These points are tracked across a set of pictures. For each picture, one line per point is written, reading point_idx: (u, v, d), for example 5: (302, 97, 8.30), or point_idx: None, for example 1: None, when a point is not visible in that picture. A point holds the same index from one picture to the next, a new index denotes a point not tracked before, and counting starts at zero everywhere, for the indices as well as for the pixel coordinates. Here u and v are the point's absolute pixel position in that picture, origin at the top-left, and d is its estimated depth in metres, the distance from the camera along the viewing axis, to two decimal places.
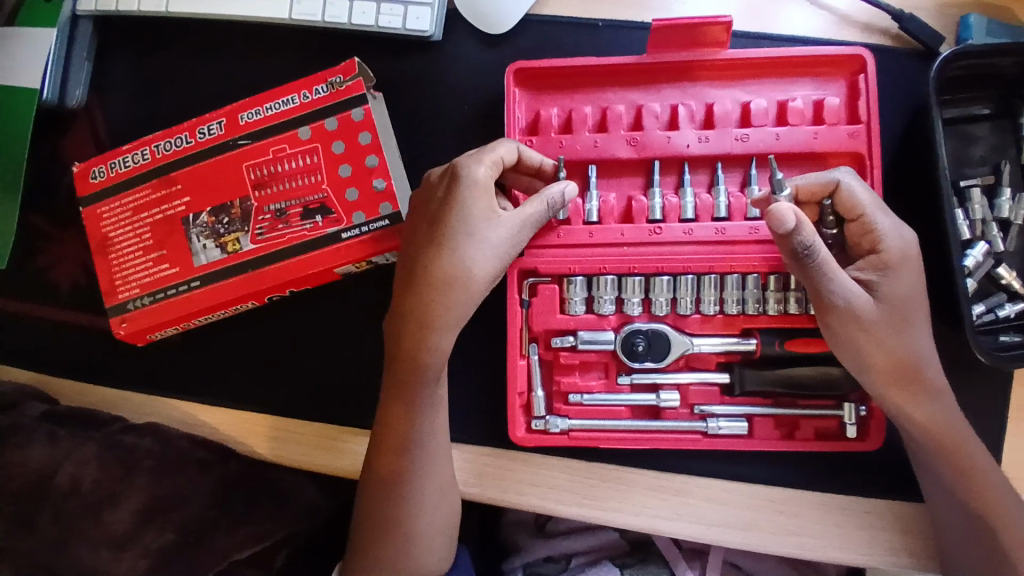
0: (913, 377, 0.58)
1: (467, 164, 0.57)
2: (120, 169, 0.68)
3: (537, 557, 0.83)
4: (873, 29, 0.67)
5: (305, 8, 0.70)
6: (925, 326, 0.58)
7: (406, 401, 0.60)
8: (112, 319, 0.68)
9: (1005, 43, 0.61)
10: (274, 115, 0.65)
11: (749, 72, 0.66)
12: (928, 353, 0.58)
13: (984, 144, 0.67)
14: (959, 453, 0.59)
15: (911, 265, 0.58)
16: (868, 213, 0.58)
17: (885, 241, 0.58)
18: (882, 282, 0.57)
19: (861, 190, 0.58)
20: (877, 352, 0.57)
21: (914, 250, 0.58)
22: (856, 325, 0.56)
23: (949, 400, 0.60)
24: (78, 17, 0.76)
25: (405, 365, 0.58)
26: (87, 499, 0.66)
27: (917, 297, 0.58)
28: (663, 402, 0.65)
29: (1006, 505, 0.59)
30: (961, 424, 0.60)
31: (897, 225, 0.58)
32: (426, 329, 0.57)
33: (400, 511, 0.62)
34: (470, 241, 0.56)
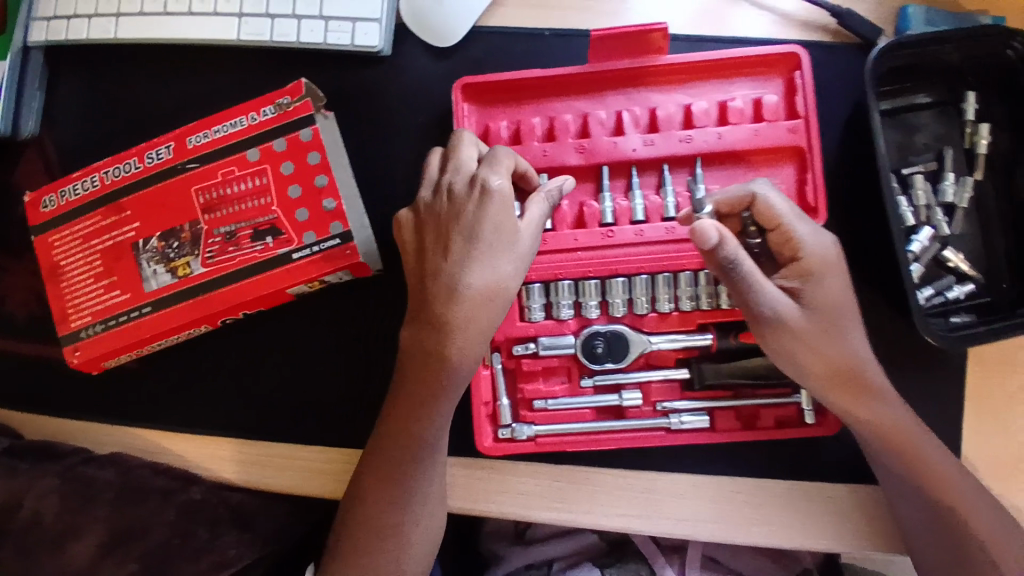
0: (853, 378, 0.59)
1: (492, 176, 0.57)
2: (70, 198, 0.68)
3: (518, 565, 0.86)
4: (813, 26, 0.69)
5: (252, 28, 0.70)
6: (858, 327, 0.59)
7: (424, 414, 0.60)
8: (65, 348, 0.68)
9: (948, 31, 0.62)
10: (221, 138, 0.65)
11: (689, 75, 0.67)
12: (865, 353, 0.59)
13: (927, 131, 0.69)
14: (909, 447, 0.59)
15: (839, 268, 0.59)
16: (786, 222, 0.58)
17: (804, 248, 0.58)
18: (805, 290, 0.58)
19: (777, 201, 0.59)
20: (811, 357, 0.58)
21: (836, 255, 0.59)
22: (788, 333, 0.57)
23: (892, 396, 0.60)
24: (29, 48, 0.76)
25: (436, 377, 0.58)
26: (46, 535, 0.65)
27: (846, 300, 0.59)
28: (626, 401, 0.66)
29: (959, 492, 0.58)
30: (908, 417, 0.60)
31: (818, 232, 0.59)
32: (467, 338, 0.57)
33: (395, 521, 0.62)
34: (506, 251, 0.57)
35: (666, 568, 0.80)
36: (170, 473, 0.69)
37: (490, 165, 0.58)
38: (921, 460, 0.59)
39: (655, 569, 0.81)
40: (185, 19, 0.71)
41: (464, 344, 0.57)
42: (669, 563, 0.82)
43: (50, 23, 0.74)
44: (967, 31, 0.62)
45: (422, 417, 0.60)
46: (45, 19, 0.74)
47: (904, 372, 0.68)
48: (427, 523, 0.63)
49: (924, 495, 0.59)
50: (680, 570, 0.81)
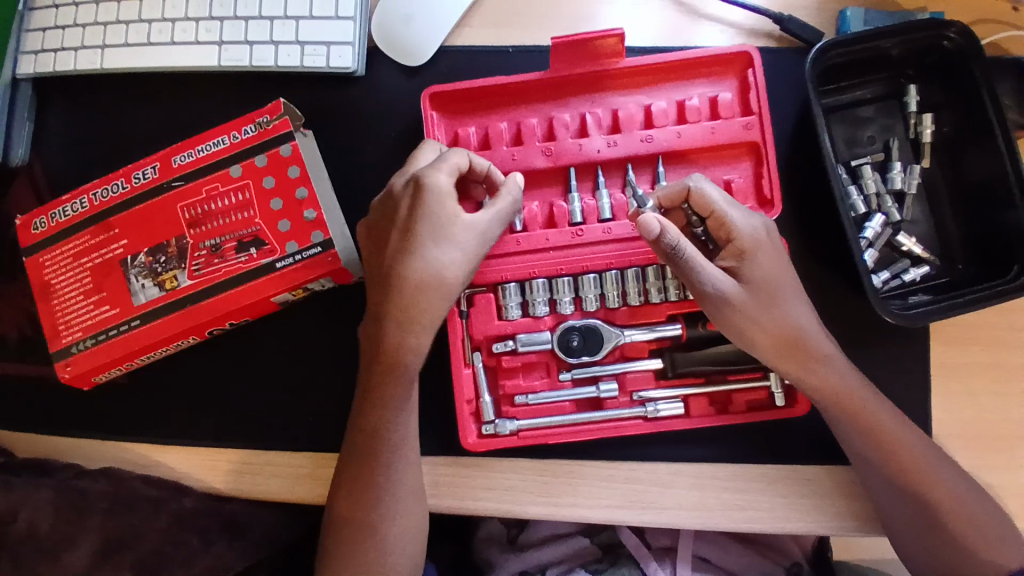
0: (801, 348, 0.62)
1: (429, 173, 0.60)
2: (61, 219, 0.71)
3: (513, 570, 0.88)
4: (758, 33, 0.74)
5: (232, 54, 0.74)
6: (797, 298, 0.63)
7: (382, 404, 0.63)
8: (57, 363, 0.70)
9: (881, 29, 0.67)
10: (205, 156, 0.68)
11: (649, 77, 0.72)
12: (808, 321, 0.63)
13: (872, 125, 0.74)
14: (865, 414, 0.63)
15: (773, 246, 0.63)
16: (719, 208, 0.63)
17: (736, 230, 0.62)
18: (744, 268, 0.62)
19: (709, 189, 0.63)
20: (757, 329, 0.62)
21: (767, 234, 0.63)
22: (732, 309, 0.61)
23: (841, 365, 0.64)
24: (18, 80, 0.80)
25: (385, 371, 0.61)
26: (40, 547, 0.66)
27: (783, 273, 0.63)
28: (603, 392, 0.68)
29: (920, 464, 0.62)
30: (858, 388, 0.64)
31: (749, 215, 0.64)
32: (410, 330, 0.61)
33: (373, 518, 0.64)
34: (442, 245, 0.60)
35: (656, 570, 0.83)
36: (160, 484, 0.70)
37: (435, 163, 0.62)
38: (878, 428, 0.63)
39: (646, 570, 0.84)
40: (169, 48, 0.75)
41: (417, 333, 0.61)
42: (661, 565, 0.84)
43: (39, 55, 0.78)
44: (903, 26, 0.66)
45: (380, 410, 0.63)
46: (33, 52, 0.79)
47: (868, 353, 0.71)
48: (409, 519, 0.65)
49: (886, 464, 0.63)
50: (671, 570, 0.83)
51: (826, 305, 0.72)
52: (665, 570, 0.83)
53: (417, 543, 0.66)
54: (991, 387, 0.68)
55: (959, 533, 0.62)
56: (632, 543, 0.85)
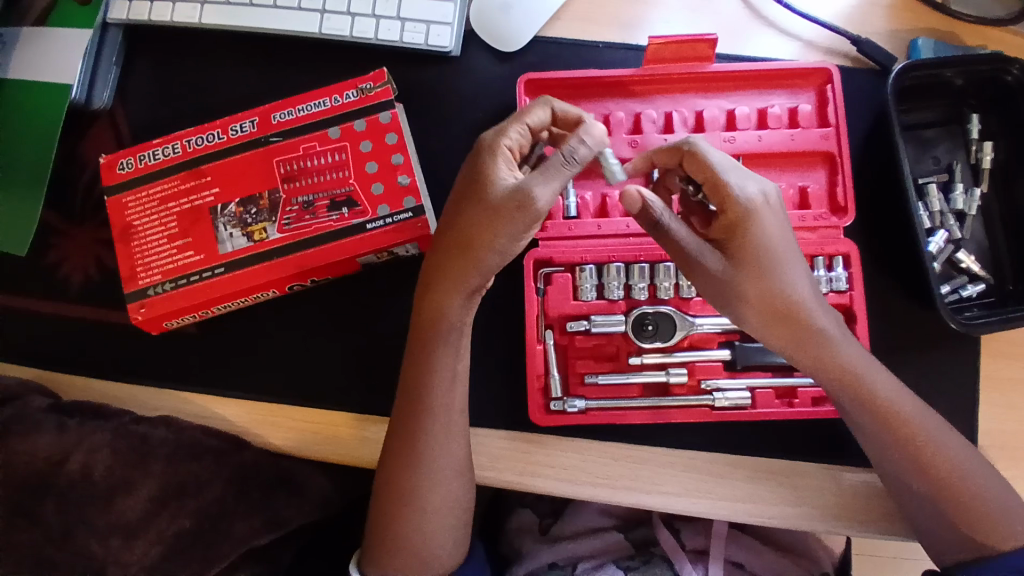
0: (788, 320, 0.59)
1: (494, 134, 0.61)
2: (149, 162, 0.71)
3: (541, 562, 0.86)
4: (836, 52, 0.78)
5: (334, 24, 0.77)
6: (793, 269, 0.59)
7: (431, 368, 0.64)
8: (130, 305, 0.69)
9: (948, 57, 0.71)
10: (306, 115, 0.70)
11: (731, 84, 0.75)
12: (809, 295, 0.60)
13: (936, 148, 0.77)
14: (871, 398, 0.62)
15: (774, 213, 0.60)
16: (714, 171, 0.60)
17: (730, 195, 0.59)
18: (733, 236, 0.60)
19: (703, 151, 0.61)
20: (745, 300, 0.59)
21: (763, 200, 0.59)
22: (718, 276, 0.59)
23: (889, 378, 0.64)
24: (108, 25, 0.80)
25: (425, 329, 0.64)
26: (97, 488, 0.66)
27: (782, 243, 0.59)
28: (673, 377, 0.70)
29: (979, 493, 0.61)
30: (909, 404, 0.63)
31: (748, 177, 0.60)
32: (444, 292, 0.61)
33: (410, 486, 0.65)
34: (479, 203, 0.58)
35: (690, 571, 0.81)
36: (223, 435, 0.70)
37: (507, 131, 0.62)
38: (884, 412, 0.62)
39: (679, 570, 0.81)
40: (271, 11, 0.77)
41: (451, 300, 0.61)
42: (694, 568, 0.82)
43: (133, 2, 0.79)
44: (967, 57, 0.71)
45: (422, 371, 0.64)
46: None
47: (925, 365, 0.73)
48: (447, 490, 0.65)
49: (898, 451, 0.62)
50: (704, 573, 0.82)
51: (886, 313, 0.75)
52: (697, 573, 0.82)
53: (456, 517, 0.67)
54: None
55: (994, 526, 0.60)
56: (665, 540, 0.85)
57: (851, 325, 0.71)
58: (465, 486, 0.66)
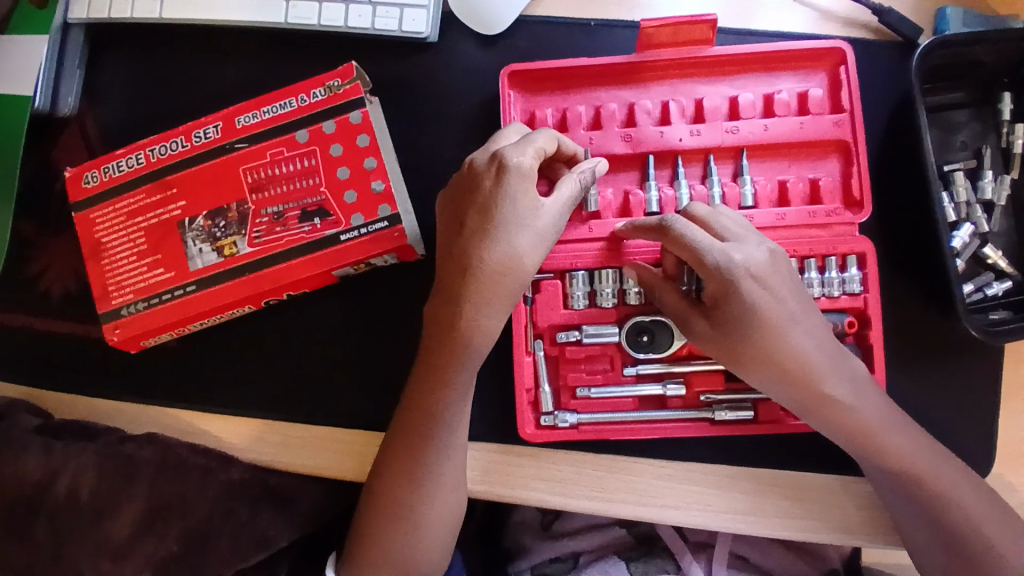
0: (797, 384, 0.57)
1: (514, 153, 0.54)
2: (114, 174, 0.67)
3: (544, 558, 0.83)
4: (855, 23, 0.69)
5: (300, 12, 0.70)
6: (802, 339, 0.56)
7: (450, 390, 0.57)
8: (105, 326, 0.67)
9: (982, 32, 0.63)
10: (271, 118, 0.65)
11: (734, 68, 0.68)
12: (827, 362, 0.57)
13: (966, 130, 0.69)
14: (887, 446, 0.59)
15: (762, 281, 0.56)
16: (695, 251, 0.55)
17: (710, 277, 0.55)
18: (726, 315, 0.56)
19: (678, 231, 0.56)
20: (753, 376, 0.58)
21: (744, 270, 0.55)
22: (719, 353, 0.59)
23: (912, 428, 0.60)
24: (69, 25, 0.74)
25: (451, 350, 0.55)
26: (83, 511, 0.66)
27: (788, 312, 0.56)
28: (669, 391, 0.66)
29: (1001, 530, 0.59)
30: (931, 452, 0.60)
31: (727, 249, 0.56)
32: (480, 313, 0.54)
33: (409, 498, 0.60)
34: (519, 229, 0.54)
35: (693, 565, 0.78)
36: (208, 453, 0.69)
37: (518, 144, 0.56)
38: (898, 459, 0.59)
39: (682, 565, 0.79)
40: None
41: (489, 320, 0.54)
42: (697, 561, 0.80)
43: None
44: (1000, 33, 0.62)
45: (440, 391, 0.57)
46: None
47: (943, 369, 0.68)
48: (443, 509, 0.61)
49: (912, 494, 0.59)
50: (707, 568, 0.79)
51: (904, 315, 0.69)
52: (700, 568, 0.79)
53: (447, 534, 0.63)
54: None
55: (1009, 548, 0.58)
56: (667, 533, 0.81)
57: (865, 330, 0.65)
58: (458, 502, 0.62)
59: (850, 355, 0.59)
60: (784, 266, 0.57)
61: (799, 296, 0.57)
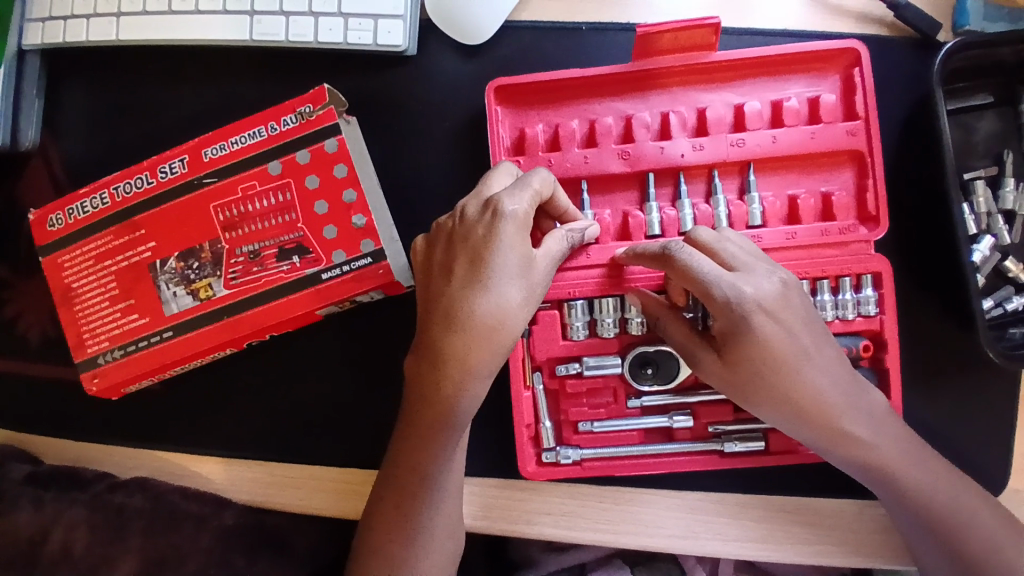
0: (811, 421, 0.54)
1: (508, 198, 0.51)
2: (79, 216, 0.63)
3: (550, 569, 0.80)
4: (870, 19, 0.64)
5: (266, 28, 0.64)
6: (814, 373, 0.53)
7: (436, 450, 0.54)
8: (82, 375, 0.64)
9: (1004, 34, 0.58)
10: (241, 150, 0.61)
11: (739, 73, 0.63)
12: (840, 395, 0.54)
13: (987, 133, 0.64)
14: (911, 481, 0.55)
15: (775, 315, 0.52)
16: (698, 283, 0.51)
17: (716, 310, 0.51)
18: (731, 347, 0.53)
19: (681, 259, 0.52)
20: (762, 408, 0.55)
21: (753, 304, 0.51)
22: (725, 385, 0.56)
23: (936, 461, 0.57)
24: (24, 52, 0.69)
25: (434, 411, 0.52)
26: (79, 566, 0.63)
27: (796, 344, 0.53)
28: (676, 424, 0.63)
29: None
30: (958, 488, 0.56)
31: (736, 282, 0.51)
32: (465, 373, 0.50)
33: (401, 552, 0.56)
34: (508, 281, 0.50)
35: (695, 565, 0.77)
36: (200, 499, 0.66)
37: (514, 188, 0.52)
38: (924, 496, 0.55)
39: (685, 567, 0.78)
40: (194, 18, 0.65)
41: (473, 380, 0.50)
42: (700, 563, 0.79)
43: (47, 23, 0.67)
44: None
45: (426, 451, 0.54)
46: (40, 19, 0.68)
47: (962, 388, 0.65)
48: (440, 556, 0.58)
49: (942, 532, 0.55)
50: (711, 570, 0.78)
51: (921, 332, 0.66)
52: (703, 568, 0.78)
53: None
54: None
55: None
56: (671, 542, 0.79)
57: (881, 353, 0.62)
58: (456, 542, 0.60)
59: (867, 387, 0.56)
60: (796, 298, 0.53)
61: (813, 328, 0.54)
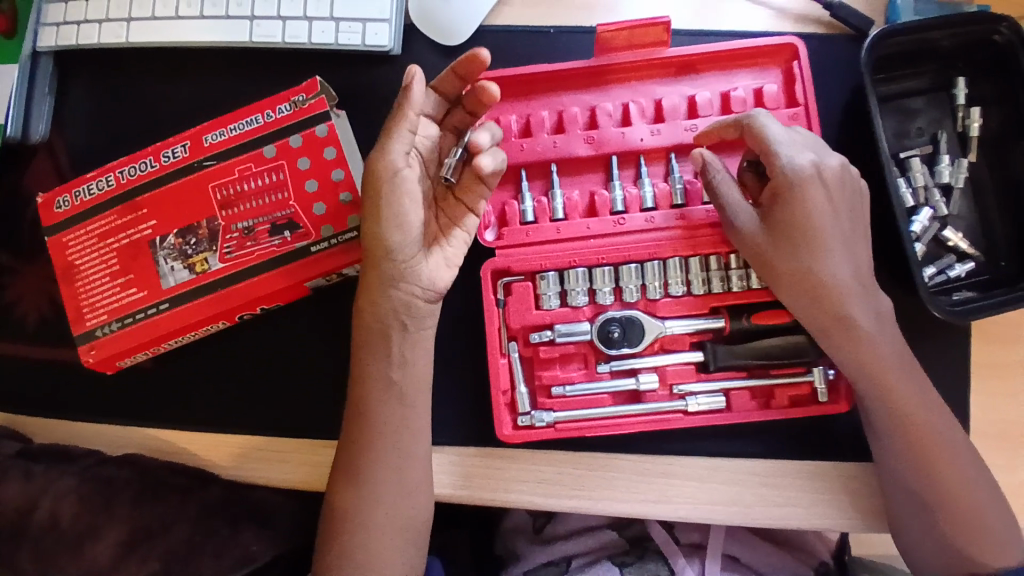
0: (819, 293, 0.61)
1: None
2: (85, 197, 0.68)
3: (536, 562, 0.80)
4: (807, 19, 0.72)
5: (264, 30, 0.71)
6: (839, 248, 0.61)
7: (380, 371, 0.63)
8: (80, 347, 0.67)
9: (933, 19, 0.66)
10: (239, 135, 0.66)
11: (692, 68, 0.70)
12: (853, 277, 0.62)
13: (922, 116, 0.72)
14: (894, 382, 0.61)
15: (828, 185, 0.61)
16: (772, 146, 0.61)
17: (782, 167, 0.60)
18: (778, 207, 0.61)
19: (767, 128, 0.61)
20: (782, 273, 0.62)
21: (805, 174, 0.60)
22: (756, 245, 0.63)
23: (918, 378, 0.63)
24: (38, 54, 0.75)
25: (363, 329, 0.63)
26: (63, 536, 0.64)
27: (834, 221, 0.61)
28: (643, 385, 0.67)
29: (976, 491, 0.61)
30: (934, 407, 0.62)
31: (802, 152, 0.61)
32: (368, 291, 0.62)
33: (358, 497, 0.62)
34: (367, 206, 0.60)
35: (686, 567, 0.75)
36: (187, 472, 0.68)
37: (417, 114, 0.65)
38: (901, 400, 0.61)
39: (675, 568, 0.75)
40: (198, 22, 0.71)
41: (375, 299, 0.61)
42: (689, 563, 0.76)
43: (61, 27, 0.74)
44: (953, 17, 0.65)
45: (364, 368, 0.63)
46: (54, 24, 0.74)
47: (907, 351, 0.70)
48: (398, 506, 0.63)
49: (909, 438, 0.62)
50: (700, 570, 0.76)
51: None
52: (692, 569, 0.75)
53: (406, 538, 0.63)
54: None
55: (987, 522, 0.61)
56: (658, 532, 0.78)
57: None
58: (419, 503, 0.64)
59: (880, 292, 0.63)
60: (845, 183, 0.61)
61: (851, 220, 0.62)
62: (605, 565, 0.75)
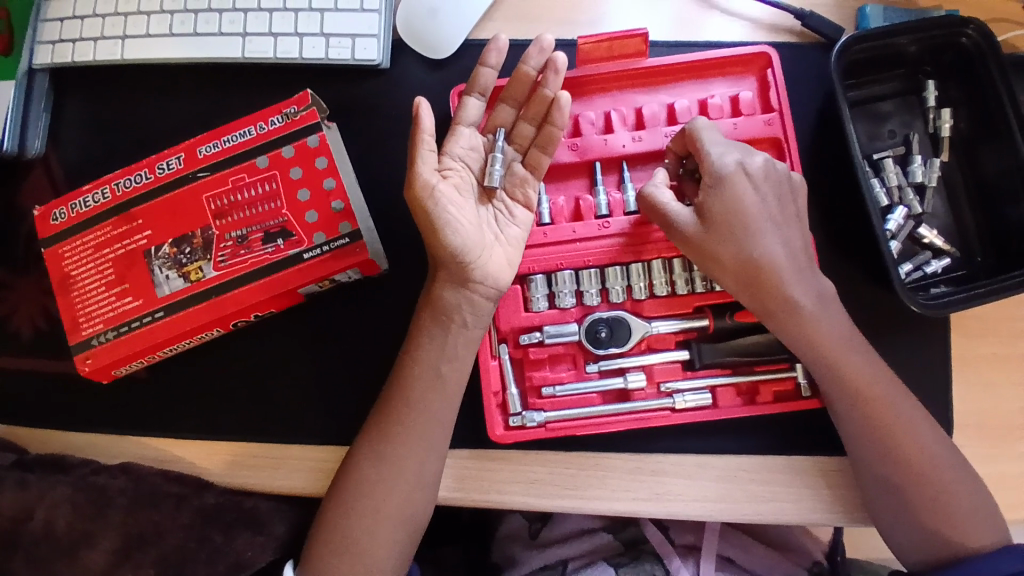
0: (759, 279, 0.64)
1: (451, 141, 0.66)
2: (81, 210, 0.69)
3: (533, 567, 0.80)
4: (780, 29, 0.75)
5: (257, 46, 0.73)
6: (768, 233, 0.64)
7: (429, 354, 0.66)
8: (76, 357, 0.68)
9: (900, 25, 0.68)
10: (232, 147, 0.68)
11: (670, 77, 0.73)
12: (784, 259, 0.64)
13: (892, 120, 0.75)
14: (844, 365, 0.64)
15: (752, 179, 0.64)
16: (701, 146, 0.65)
17: (709, 163, 0.64)
18: (709, 200, 0.64)
19: (700, 131, 0.65)
20: (719, 261, 0.64)
21: (738, 168, 0.64)
22: (693, 238, 0.64)
23: (877, 362, 0.65)
24: (34, 70, 0.77)
25: (429, 311, 0.66)
26: (61, 543, 0.65)
27: (762, 209, 0.64)
28: (630, 383, 0.69)
29: (951, 486, 0.62)
30: (897, 399, 0.64)
31: (727, 150, 0.64)
32: (442, 281, 0.65)
33: (352, 490, 0.65)
34: (442, 227, 0.62)
35: (681, 568, 0.75)
36: (182, 480, 0.68)
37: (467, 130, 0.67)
38: (854, 383, 0.64)
39: (670, 568, 0.75)
40: (192, 39, 0.74)
41: (448, 289, 0.65)
42: (685, 564, 0.76)
43: (56, 45, 0.76)
44: (918, 24, 0.68)
45: (416, 352, 0.67)
46: (50, 42, 0.76)
47: (886, 346, 0.72)
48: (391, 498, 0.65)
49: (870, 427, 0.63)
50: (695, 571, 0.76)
51: (849, 296, 0.73)
52: (688, 570, 0.75)
53: (408, 532, 0.66)
54: (1001, 374, 0.70)
55: (960, 504, 0.62)
56: (651, 534, 0.78)
57: None
58: (425, 498, 0.66)
59: (823, 278, 0.66)
60: (776, 176, 0.65)
61: (786, 209, 0.65)
62: (600, 566, 0.75)
